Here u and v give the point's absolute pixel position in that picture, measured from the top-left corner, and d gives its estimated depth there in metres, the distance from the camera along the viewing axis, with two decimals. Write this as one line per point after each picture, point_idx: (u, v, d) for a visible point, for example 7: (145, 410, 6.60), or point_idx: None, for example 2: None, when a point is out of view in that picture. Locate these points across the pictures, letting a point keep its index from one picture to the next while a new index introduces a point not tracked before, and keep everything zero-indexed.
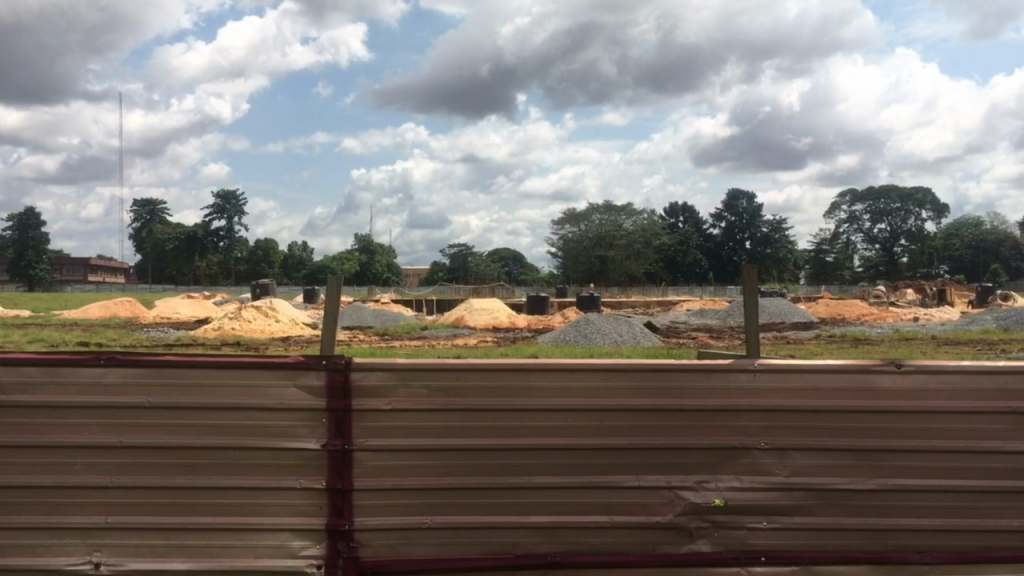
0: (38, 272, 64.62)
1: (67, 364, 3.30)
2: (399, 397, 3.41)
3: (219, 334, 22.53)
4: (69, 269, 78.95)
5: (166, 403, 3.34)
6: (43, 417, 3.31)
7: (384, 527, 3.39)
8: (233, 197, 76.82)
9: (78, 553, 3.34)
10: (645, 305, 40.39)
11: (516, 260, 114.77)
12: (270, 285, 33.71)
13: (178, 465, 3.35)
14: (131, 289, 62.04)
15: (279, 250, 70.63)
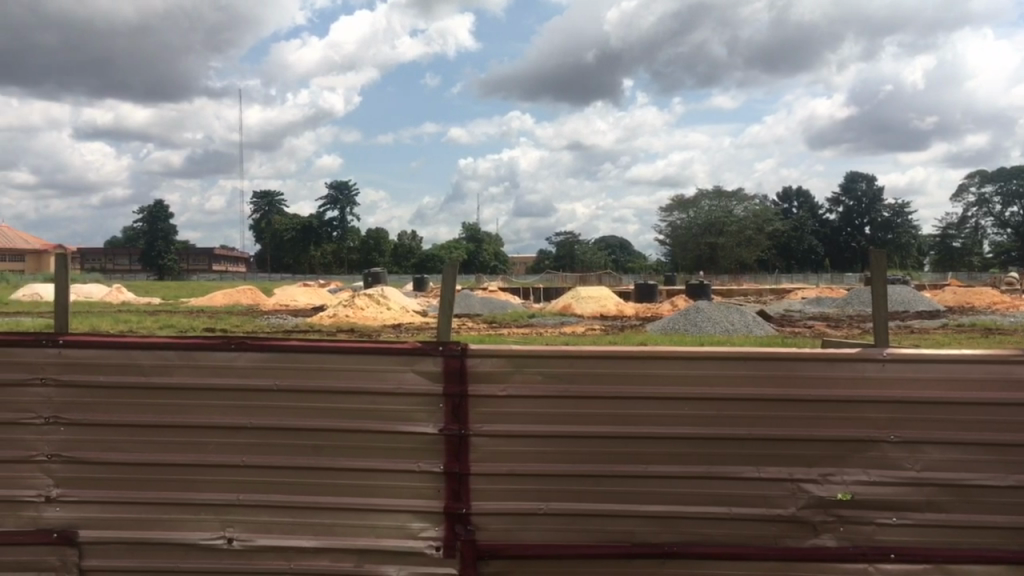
0: (167, 262, 68.58)
1: (201, 348, 3.47)
2: (514, 383, 3.45)
3: (334, 321, 23.25)
4: (194, 259, 83.17)
5: (292, 386, 3.47)
6: (180, 398, 3.48)
7: (502, 513, 3.44)
8: (346, 187, 78.96)
9: (211, 528, 3.49)
10: (757, 293, 39.36)
11: (623, 248, 113.96)
12: (382, 274, 34.54)
13: (304, 446, 3.47)
14: (251, 277, 64.99)
15: (390, 240, 72.30)
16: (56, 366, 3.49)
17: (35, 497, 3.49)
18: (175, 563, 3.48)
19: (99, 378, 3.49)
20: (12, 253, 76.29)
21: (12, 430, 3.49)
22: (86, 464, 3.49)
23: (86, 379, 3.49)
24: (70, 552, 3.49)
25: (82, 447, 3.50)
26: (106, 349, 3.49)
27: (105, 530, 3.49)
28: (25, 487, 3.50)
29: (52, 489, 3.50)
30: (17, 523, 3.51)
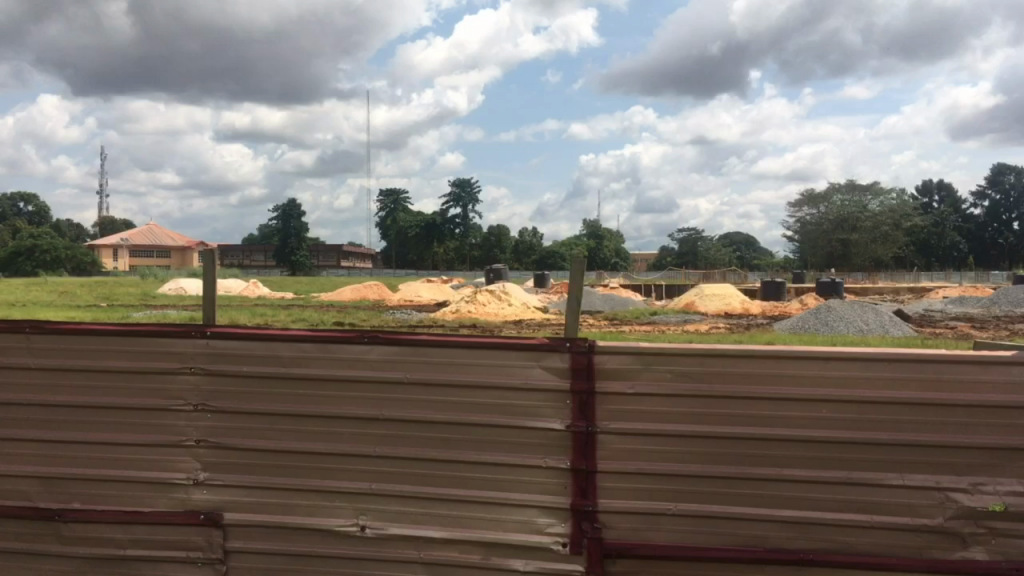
0: (299, 258, 71.53)
1: (336, 341, 3.59)
2: (643, 381, 3.42)
3: (458, 316, 23.65)
4: (325, 256, 86.42)
5: (422, 379, 3.54)
6: (317, 389, 3.61)
7: (630, 511, 3.41)
8: (468, 184, 80.21)
9: (346, 515, 3.59)
10: (893, 292, 37.52)
11: (749, 244, 111.19)
12: (504, 271, 34.87)
13: (433, 439, 3.54)
14: (377, 273, 66.95)
15: (511, 236, 72.87)
16: (204, 357, 3.69)
17: (185, 480, 3.69)
18: (310, 549, 3.61)
19: (241, 368, 3.67)
20: (159, 249, 81.35)
21: (163, 416, 3.71)
22: (229, 450, 3.67)
23: (230, 368, 3.67)
24: (215, 533, 3.66)
25: (226, 433, 3.68)
26: (249, 340, 3.66)
27: (248, 513, 3.65)
28: (175, 470, 3.71)
29: (199, 473, 3.69)
30: (166, 504, 3.72)
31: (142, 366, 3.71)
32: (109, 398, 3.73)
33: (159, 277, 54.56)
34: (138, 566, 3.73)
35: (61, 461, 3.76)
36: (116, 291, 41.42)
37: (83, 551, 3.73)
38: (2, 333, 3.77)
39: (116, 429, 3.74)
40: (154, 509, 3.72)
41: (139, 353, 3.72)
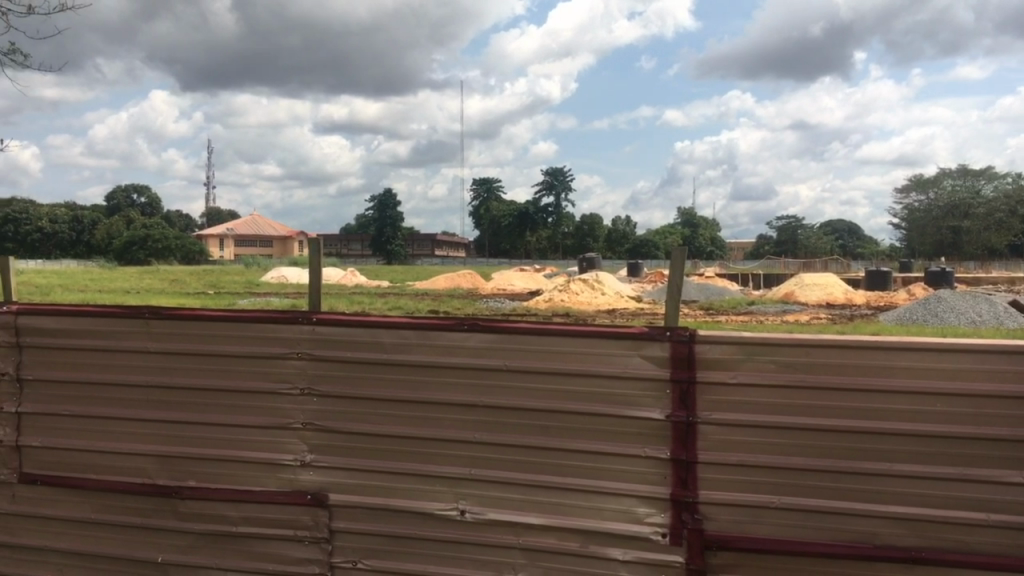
0: (395, 247, 72.99)
1: (437, 328, 3.64)
2: (745, 371, 3.36)
3: (551, 305, 23.71)
4: (420, 245, 87.74)
5: (522, 367, 3.57)
6: (417, 375, 3.68)
7: (733, 504, 3.36)
8: (561, 173, 80.10)
9: (446, 499, 3.66)
10: (1010, 281, 35.72)
11: (851, 232, 107.52)
12: (597, 259, 34.72)
13: (530, 427, 3.56)
14: (470, 261, 67.81)
15: (604, 225, 72.44)
16: (311, 343, 3.81)
17: (292, 461, 3.82)
18: (413, 531, 3.68)
19: (345, 353, 3.76)
20: (262, 239, 84.29)
21: (272, 399, 3.84)
22: (335, 433, 3.77)
23: (335, 354, 3.77)
24: (320, 513, 3.78)
25: (331, 417, 3.79)
26: (352, 327, 3.76)
27: (351, 495, 3.75)
28: (284, 452, 3.84)
29: (306, 455, 3.81)
30: (276, 484, 3.85)
31: (251, 351, 3.86)
32: (222, 380, 3.89)
33: (263, 265, 56.53)
34: (248, 543, 3.87)
35: (177, 441, 3.94)
36: (223, 278, 43.14)
37: (198, 527, 3.90)
38: (123, 318, 3.97)
39: (229, 411, 3.89)
40: (264, 489, 3.86)
41: (249, 338, 3.87)
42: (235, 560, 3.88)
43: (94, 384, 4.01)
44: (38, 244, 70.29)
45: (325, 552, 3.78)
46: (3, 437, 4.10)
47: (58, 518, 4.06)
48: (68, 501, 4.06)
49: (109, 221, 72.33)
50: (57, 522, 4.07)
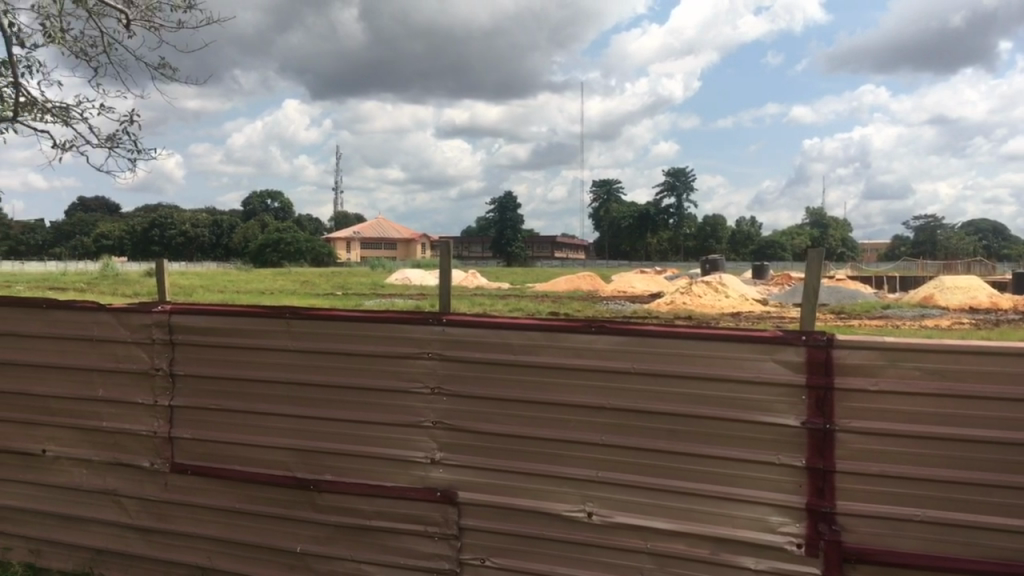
0: (515, 249, 73.58)
1: (565, 330, 3.66)
2: (887, 378, 3.23)
3: (673, 308, 23.36)
4: (539, 246, 88.07)
5: (649, 370, 3.53)
6: (545, 376, 3.71)
7: (873, 516, 3.23)
8: (682, 174, 78.87)
9: (574, 501, 3.66)
10: None
11: (996, 233, 101.22)
12: (721, 261, 33.97)
13: (659, 431, 3.52)
14: (590, 263, 67.72)
15: (728, 226, 70.78)
16: (441, 343, 3.89)
17: (422, 458, 3.91)
18: (540, 531, 3.71)
19: (474, 354, 3.83)
20: (388, 242, 86.71)
21: (404, 397, 3.95)
22: (464, 432, 3.84)
23: (464, 354, 3.84)
24: (450, 510, 3.85)
25: (460, 416, 3.86)
26: (481, 328, 3.82)
27: (479, 493, 3.81)
28: (414, 448, 3.94)
29: (436, 453, 3.89)
30: (407, 480, 3.95)
31: (384, 351, 3.97)
32: (356, 379, 4.02)
33: (388, 267, 58.09)
34: (380, 537, 3.99)
35: (315, 436, 4.10)
36: (351, 280, 44.56)
37: (334, 519, 4.05)
38: (266, 318, 4.17)
39: (362, 409, 4.02)
40: (395, 484, 3.97)
41: (383, 338, 3.99)
42: (367, 552, 4.02)
43: (240, 381, 4.22)
44: (182, 247, 74.53)
45: (455, 548, 3.85)
46: (157, 428, 4.37)
47: (207, 507, 4.30)
48: (215, 491, 4.29)
49: (245, 225, 75.97)
50: (205, 510, 4.30)
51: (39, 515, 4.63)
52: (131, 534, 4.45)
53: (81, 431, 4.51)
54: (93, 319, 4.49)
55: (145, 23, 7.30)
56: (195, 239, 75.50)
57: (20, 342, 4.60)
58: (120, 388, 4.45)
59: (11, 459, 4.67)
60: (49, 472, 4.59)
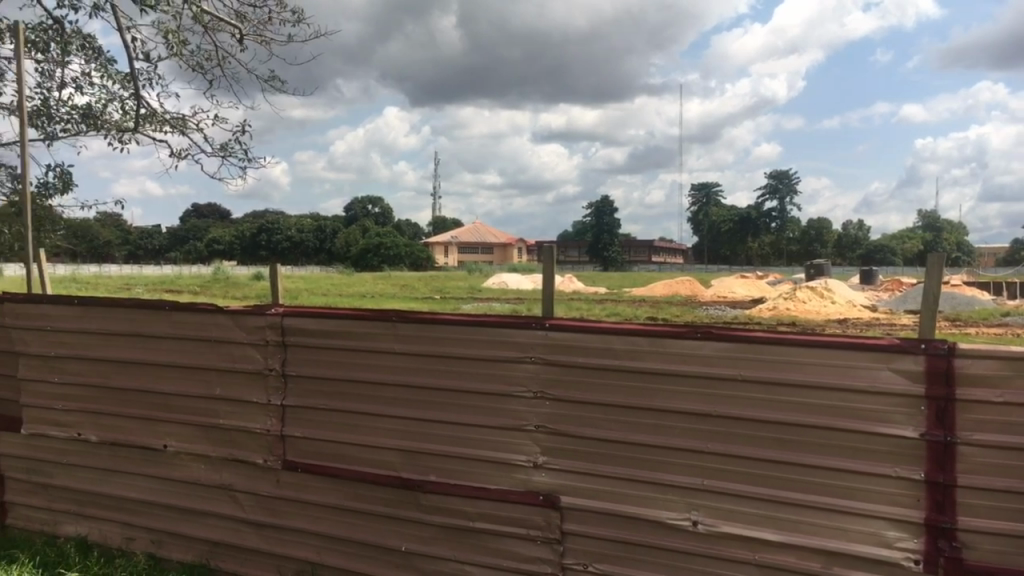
0: (612, 253, 73.20)
1: (670, 336, 3.61)
2: (1013, 390, 3.08)
3: (775, 314, 22.83)
4: (637, 250, 87.31)
5: (757, 377, 3.46)
6: (649, 382, 3.67)
7: (996, 533, 3.09)
8: (786, 176, 76.93)
9: (678, 509, 3.61)
10: None
11: None
12: (826, 266, 32.98)
13: (767, 439, 3.45)
14: (688, 268, 66.89)
15: (833, 230, 68.58)
16: (544, 347, 3.90)
17: (525, 462, 3.93)
18: (643, 538, 3.68)
19: (577, 358, 3.82)
20: (485, 246, 87.76)
21: (507, 401, 3.98)
22: (567, 437, 3.84)
23: (568, 358, 3.85)
24: (552, 514, 3.85)
25: (563, 421, 3.86)
26: (584, 333, 3.81)
27: (581, 498, 3.81)
28: (517, 452, 3.96)
29: (539, 456, 3.91)
30: (511, 483, 3.98)
31: (487, 354, 4.01)
32: (461, 382, 4.07)
33: (486, 271, 58.77)
34: (483, 539, 4.03)
35: (419, 438, 4.17)
36: (449, 284, 45.30)
37: (438, 519, 4.12)
38: (373, 321, 4.26)
39: (465, 411, 4.08)
40: (498, 487, 4.00)
41: (486, 341, 4.02)
42: (470, 553, 4.06)
43: (348, 382, 4.34)
44: (288, 251, 77.24)
45: (557, 553, 3.85)
46: (270, 427, 4.53)
47: (316, 503, 4.43)
48: (323, 489, 4.41)
49: (348, 230, 78.22)
50: (314, 508, 4.44)
51: (160, 507, 4.86)
52: (245, 528, 4.63)
53: (200, 428, 4.72)
54: (212, 320, 4.68)
55: (256, 37, 7.61)
56: (301, 243, 78.09)
57: (143, 342, 4.84)
58: (236, 387, 4.63)
59: (134, 453, 4.92)
60: (169, 466, 4.82)
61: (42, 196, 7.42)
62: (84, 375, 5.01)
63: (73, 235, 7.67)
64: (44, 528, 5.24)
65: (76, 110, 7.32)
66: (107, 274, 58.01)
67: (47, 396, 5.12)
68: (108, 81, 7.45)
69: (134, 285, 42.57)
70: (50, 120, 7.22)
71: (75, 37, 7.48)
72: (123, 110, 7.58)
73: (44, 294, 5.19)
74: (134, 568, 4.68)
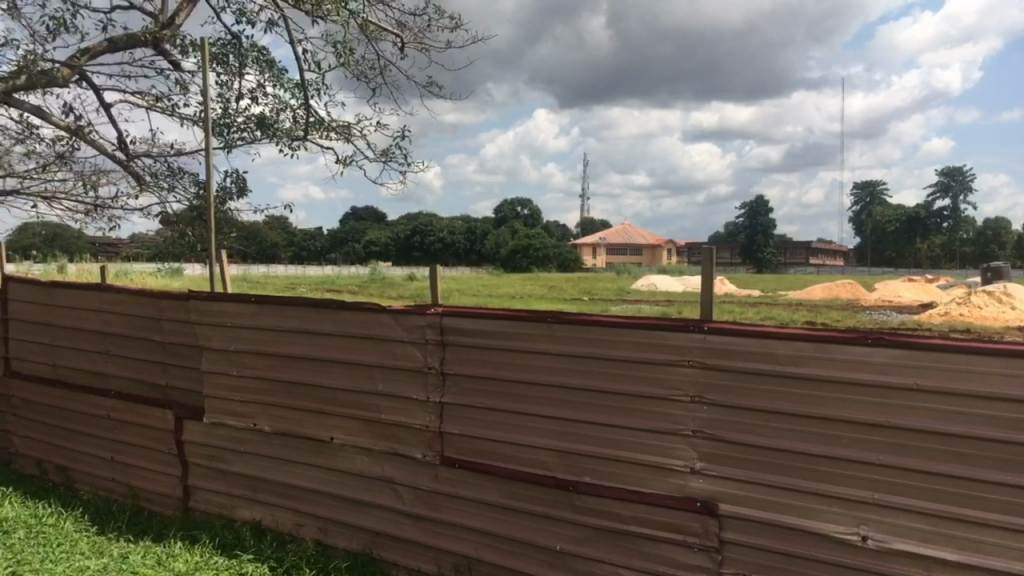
0: (766, 255, 70.93)
1: (837, 341, 3.46)
2: None
3: (947, 320, 21.48)
4: (793, 253, 84.23)
5: (933, 387, 3.27)
6: (813, 389, 3.54)
7: None
8: (959, 173, 72.09)
9: (845, 522, 3.45)
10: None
11: None
12: (1005, 269, 30.67)
13: (944, 453, 3.25)
14: (848, 270, 63.85)
15: (1013, 231, 63.60)
16: (702, 351, 3.83)
17: (682, 467, 3.87)
18: (809, 551, 3.53)
19: (737, 363, 3.73)
20: (633, 248, 87.09)
21: (664, 404, 3.93)
22: (727, 444, 3.75)
23: (727, 363, 3.75)
24: (710, 522, 3.76)
25: (723, 426, 3.77)
26: (745, 338, 3.71)
27: (740, 506, 3.71)
28: (674, 457, 3.90)
29: (696, 462, 3.83)
30: (667, 488, 3.92)
31: (644, 357, 3.98)
32: (616, 384, 4.05)
33: (635, 273, 58.42)
34: (639, 543, 3.99)
35: (574, 438, 4.18)
36: (598, 285, 45.18)
37: (592, 521, 4.12)
38: (529, 321, 4.32)
39: (620, 413, 4.06)
40: (655, 491, 3.95)
41: (643, 344, 3.99)
42: (625, 556, 4.04)
43: (504, 381, 4.41)
44: (441, 253, 79.45)
45: (715, 561, 3.76)
46: (429, 423, 4.67)
47: (473, 499, 4.53)
48: (479, 485, 4.50)
49: (498, 232, 79.57)
50: (471, 503, 4.54)
51: (328, 497, 5.10)
52: (406, 520, 4.79)
53: (364, 421, 4.93)
54: (375, 319, 4.88)
55: (418, 44, 7.90)
56: (452, 245, 80.26)
57: (312, 339, 5.11)
58: (397, 383, 4.81)
59: (303, 444, 5.19)
60: (336, 458, 5.05)
61: (222, 201, 7.96)
62: (259, 369, 5.34)
63: (246, 237, 8.17)
64: (223, 511, 5.60)
65: (251, 119, 7.80)
66: (274, 275, 61.60)
67: (226, 388, 5.49)
68: (280, 91, 7.90)
69: (300, 285, 45.22)
70: (229, 129, 7.73)
71: (251, 50, 7.97)
72: (294, 119, 8.02)
73: (225, 291, 5.57)
74: (303, 553, 4.94)
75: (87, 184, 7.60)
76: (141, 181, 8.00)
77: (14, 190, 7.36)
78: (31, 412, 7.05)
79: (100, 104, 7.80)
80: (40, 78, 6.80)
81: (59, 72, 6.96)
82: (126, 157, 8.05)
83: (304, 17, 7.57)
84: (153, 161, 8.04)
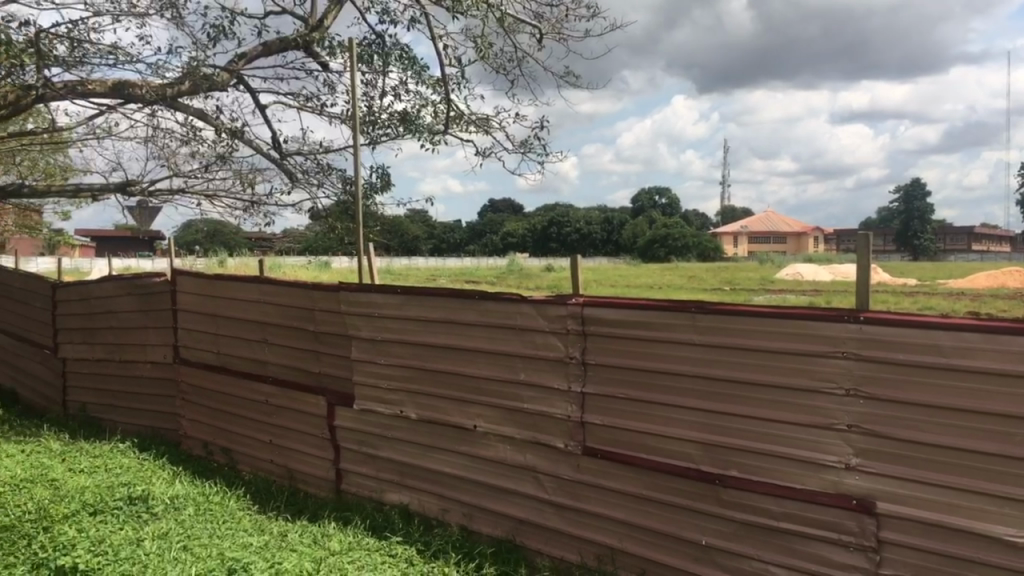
0: (923, 241, 67.07)
1: (1011, 332, 3.21)
2: None
3: None
4: (953, 239, 79.24)
5: None
6: (984, 383, 3.29)
7: None
8: None
9: (1018, 526, 3.21)
10: None
11: None
12: None
13: None
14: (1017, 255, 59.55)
15: None
16: (858, 342, 3.64)
17: (836, 463, 3.70)
18: (977, 554, 3.31)
19: (896, 355, 3.53)
20: (776, 236, 84.42)
21: (815, 397, 3.77)
22: (884, 439, 3.56)
23: (886, 355, 3.56)
24: (868, 521, 3.59)
25: (880, 421, 3.58)
26: (907, 328, 3.49)
27: (900, 505, 3.52)
28: (827, 452, 3.74)
29: (852, 458, 3.66)
30: (819, 485, 3.76)
31: (795, 348, 3.82)
32: (765, 376, 3.92)
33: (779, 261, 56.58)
34: (791, 540, 3.85)
35: (720, 430, 4.08)
36: (739, 275, 44.05)
37: (740, 516, 4.01)
38: (672, 312, 4.23)
39: (769, 406, 3.92)
40: (806, 487, 3.80)
41: (793, 335, 3.84)
42: (776, 553, 3.91)
43: (646, 371, 4.35)
44: (578, 243, 79.47)
45: (874, 562, 3.58)
46: (571, 413, 4.67)
47: (616, 490, 4.50)
48: (622, 476, 4.47)
49: (636, 222, 78.82)
50: (614, 494, 4.51)
51: (472, 483, 5.20)
52: (549, 509, 4.82)
53: (506, 410, 4.98)
54: (517, 309, 4.92)
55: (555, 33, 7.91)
56: (590, 235, 80.11)
57: (455, 328, 5.21)
58: (539, 372, 4.83)
59: (448, 432, 5.31)
60: (479, 446, 5.14)
61: (367, 195, 8.23)
62: (405, 357, 5.50)
63: (389, 231, 8.41)
64: (373, 495, 5.81)
65: (395, 115, 8.02)
66: (417, 266, 63.39)
67: (375, 376, 5.68)
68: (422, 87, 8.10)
69: (440, 276, 46.37)
70: (375, 125, 8.00)
71: (394, 49, 8.21)
72: (434, 114, 8.20)
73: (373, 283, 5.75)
74: (450, 538, 5.06)
75: (245, 182, 8.04)
76: (293, 178, 8.39)
77: (180, 189, 7.89)
78: (198, 396, 7.54)
79: (256, 106, 8.22)
80: (202, 82, 7.22)
81: (219, 77, 7.37)
82: (280, 156, 8.46)
83: (445, 12, 7.73)
84: (304, 159, 8.42)
